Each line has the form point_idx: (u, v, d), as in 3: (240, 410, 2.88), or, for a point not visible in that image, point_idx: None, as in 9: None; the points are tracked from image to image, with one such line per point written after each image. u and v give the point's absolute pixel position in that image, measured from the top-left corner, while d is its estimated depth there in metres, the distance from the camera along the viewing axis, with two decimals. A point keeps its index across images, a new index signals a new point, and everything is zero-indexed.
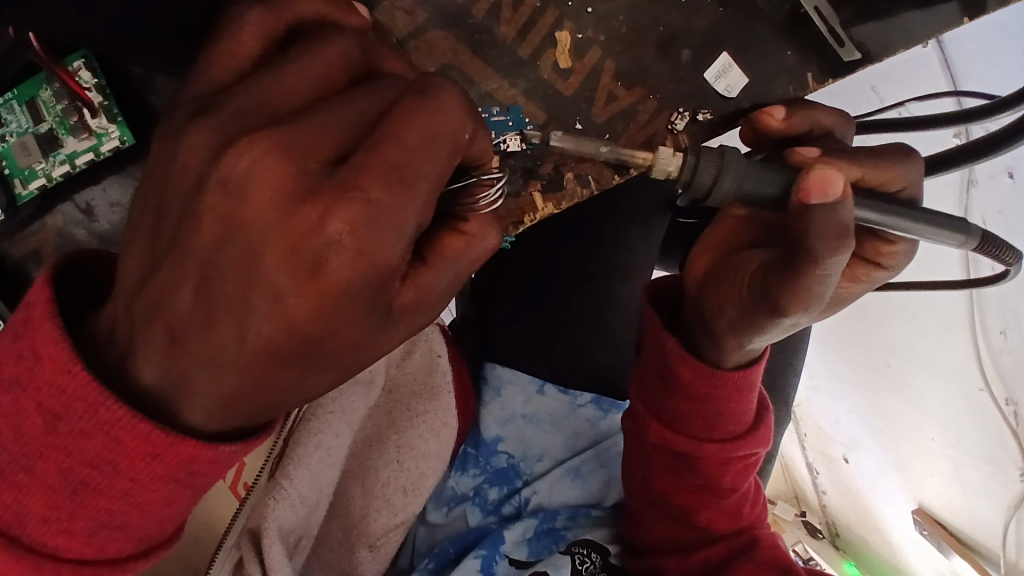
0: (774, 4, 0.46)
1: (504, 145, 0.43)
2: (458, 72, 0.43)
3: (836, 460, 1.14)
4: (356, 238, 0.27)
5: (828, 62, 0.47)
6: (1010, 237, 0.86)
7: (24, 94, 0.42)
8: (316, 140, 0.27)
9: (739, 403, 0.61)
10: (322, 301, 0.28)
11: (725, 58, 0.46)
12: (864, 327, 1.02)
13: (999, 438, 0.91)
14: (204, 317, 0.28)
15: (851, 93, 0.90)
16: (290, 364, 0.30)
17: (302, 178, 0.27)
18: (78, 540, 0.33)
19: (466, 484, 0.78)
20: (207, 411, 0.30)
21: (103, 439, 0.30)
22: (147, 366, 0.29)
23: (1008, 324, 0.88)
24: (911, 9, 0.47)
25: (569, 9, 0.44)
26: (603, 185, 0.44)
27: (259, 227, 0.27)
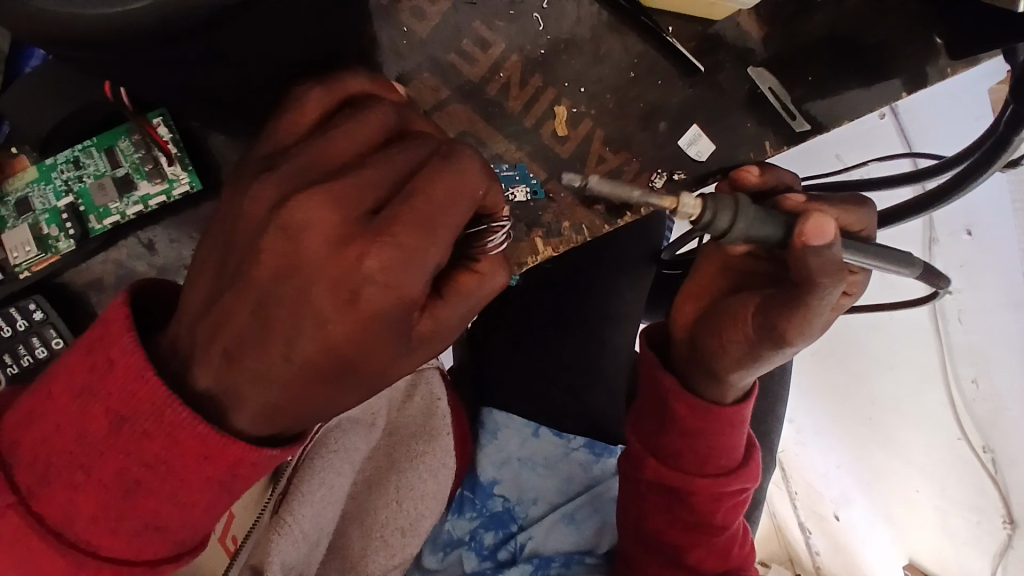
0: (735, 84, 0.53)
1: (513, 195, 0.50)
2: (473, 137, 0.50)
3: (827, 519, 1.14)
4: (389, 274, 0.33)
5: (782, 131, 0.53)
6: (976, 289, 0.97)
7: (103, 142, 0.48)
8: (361, 193, 0.34)
9: (729, 438, 0.66)
10: (358, 325, 0.34)
11: (695, 129, 0.52)
12: (844, 379, 1.07)
13: (982, 487, 0.99)
14: (259, 336, 0.34)
15: (817, 158, 0.99)
16: (327, 380, 0.35)
17: (345, 227, 0.33)
18: (119, 540, 0.38)
19: (462, 528, 0.82)
20: (253, 420, 0.36)
21: (162, 440, 0.35)
22: (204, 375, 0.35)
23: (979, 374, 0.97)
24: (855, 87, 0.53)
25: (565, 88, 0.51)
26: (594, 233, 0.51)
27: (310, 261, 0.33)
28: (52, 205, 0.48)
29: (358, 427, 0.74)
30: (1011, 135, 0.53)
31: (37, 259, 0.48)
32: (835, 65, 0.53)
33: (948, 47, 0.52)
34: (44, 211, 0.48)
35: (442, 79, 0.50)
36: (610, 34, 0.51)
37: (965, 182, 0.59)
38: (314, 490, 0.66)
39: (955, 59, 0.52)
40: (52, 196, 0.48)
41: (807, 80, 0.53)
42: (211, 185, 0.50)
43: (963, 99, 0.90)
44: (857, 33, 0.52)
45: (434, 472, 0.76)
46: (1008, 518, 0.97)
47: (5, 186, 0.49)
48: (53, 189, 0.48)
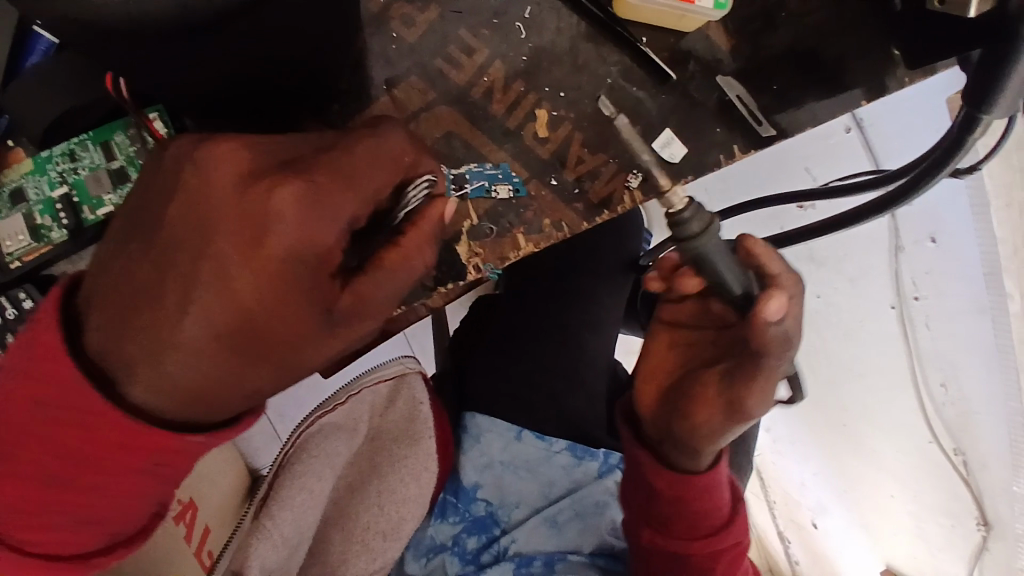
0: (705, 93, 0.55)
1: (496, 194, 0.52)
2: (458, 139, 0.53)
3: (806, 527, 1.16)
4: (297, 209, 0.37)
5: (750, 136, 0.56)
6: (943, 295, 1.00)
7: (99, 136, 0.50)
8: (273, 148, 0.39)
9: (712, 499, 0.61)
10: (262, 268, 0.37)
11: (667, 133, 0.55)
12: (820, 391, 1.10)
13: (955, 490, 1.04)
14: (158, 281, 0.37)
15: (789, 173, 1.03)
16: (225, 338, 0.37)
17: (254, 168, 0.38)
18: (44, 531, 0.42)
19: (445, 532, 0.82)
20: (151, 389, 0.38)
21: (76, 425, 0.39)
22: (96, 321, 0.38)
23: (948, 380, 1.01)
24: (816, 99, 0.56)
25: (545, 94, 0.54)
26: (574, 231, 0.53)
27: (216, 200, 0.37)
28: (47, 195, 0.50)
29: (340, 432, 0.76)
30: (963, 140, 0.53)
31: (28, 249, 0.50)
32: (799, 76, 0.56)
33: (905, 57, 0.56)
34: (38, 201, 0.50)
35: (430, 83, 0.52)
36: (588, 44, 0.54)
37: (921, 184, 0.58)
38: (294, 494, 0.67)
39: (912, 70, 0.56)
40: (46, 186, 0.50)
41: (771, 89, 0.56)
42: None
43: (919, 108, 0.95)
44: (815, 48, 0.56)
45: (415, 475, 0.78)
46: (981, 521, 1.04)
47: (3, 176, 0.51)
48: (48, 180, 0.50)
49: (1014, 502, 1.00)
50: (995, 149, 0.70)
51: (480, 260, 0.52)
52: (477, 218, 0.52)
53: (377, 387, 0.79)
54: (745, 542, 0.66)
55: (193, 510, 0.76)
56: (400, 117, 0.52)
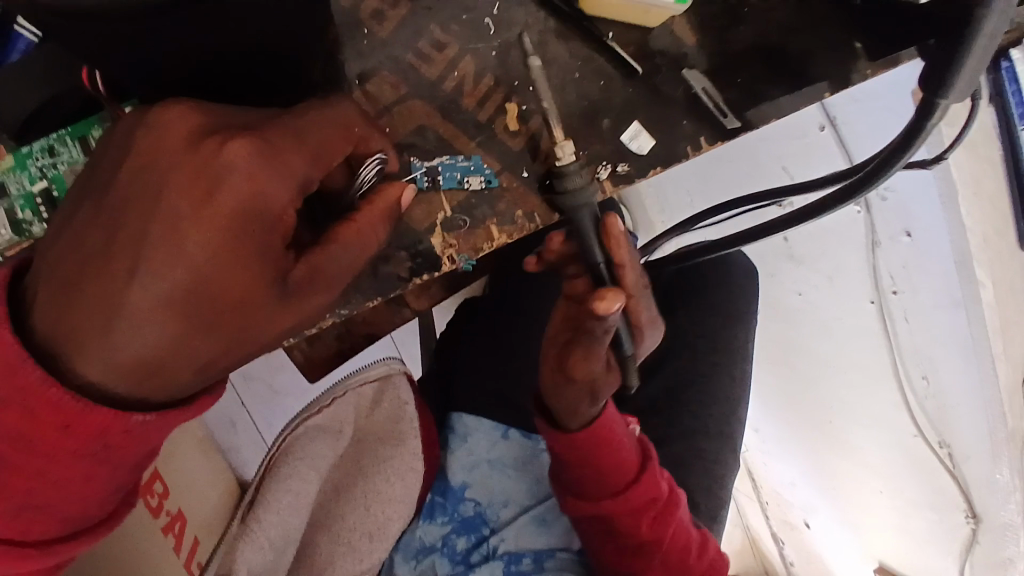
0: (672, 86, 0.57)
1: (468, 186, 0.53)
2: (430, 131, 0.54)
3: (797, 527, 1.28)
4: (252, 164, 0.39)
5: (717, 129, 0.57)
6: (918, 290, 1.00)
7: (77, 132, 0.52)
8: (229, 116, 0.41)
9: (612, 457, 0.64)
10: (216, 222, 0.38)
11: (636, 124, 0.56)
12: (794, 388, 1.20)
13: (941, 484, 1.06)
14: (112, 244, 0.38)
15: (767, 174, 1.05)
16: (173, 304, 0.38)
17: (203, 129, 0.39)
18: (6, 521, 0.42)
19: (434, 534, 0.82)
20: (97, 361, 0.38)
21: (18, 410, 0.39)
22: (45, 288, 0.39)
23: (928, 372, 1.02)
24: (782, 92, 0.58)
25: (514, 87, 0.55)
26: (546, 222, 0.54)
27: (172, 159, 0.39)
28: (27, 190, 0.52)
29: (324, 433, 0.76)
30: (922, 126, 0.51)
31: (10, 243, 0.51)
32: (762, 69, 0.58)
33: (868, 51, 0.58)
34: (19, 196, 0.52)
35: (403, 78, 0.54)
36: (556, 39, 0.56)
37: (884, 171, 0.55)
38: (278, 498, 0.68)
39: (874, 61, 0.59)
40: (26, 182, 0.52)
41: (736, 82, 0.58)
42: None
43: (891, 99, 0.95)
44: (778, 42, 0.58)
45: (400, 475, 0.78)
46: (971, 514, 1.04)
47: None
48: (28, 175, 0.52)
49: (997, 492, 1.00)
50: (959, 138, 0.72)
51: (455, 251, 0.53)
52: (450, 210, 0.53)
53: (362, 388, 0.79)
54: (666, 496, 0.69)
55: (182, 521, 0.75)
56: (374, 110, 0.53)
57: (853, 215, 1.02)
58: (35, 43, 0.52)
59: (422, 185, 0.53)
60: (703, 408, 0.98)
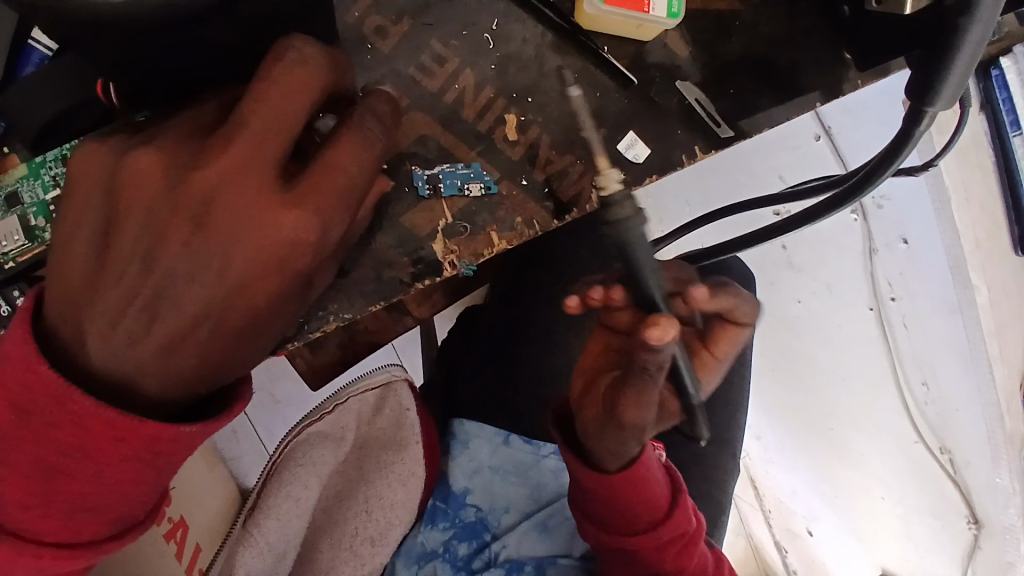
0: (666, 97, 0.58)
1: (468, 192, 0.55)
2: (431, 141, 0.55)
3: (801, 536, 1.10)
4: (304, 215, 0.39)
5: (711, 137, 0.59)
6: (914, 296, 1.03)
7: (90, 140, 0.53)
8: (263, 147, 0.39)
9: (643, 496, 0.62)
10: (267, 266, 0.40)
11: (631, 135, 0.58)
12: (802, 396, 1.06)
13: (943, 489, 1.06)
14: (165, 281, 0.40)
15: (765, 183, 1.05)
16: (231, 332, 0.41)
17: (248, 175, 0.39)
18: (59, 524, 0.44)
19: (435, 539, 0.83)
20: (158, 384, 0.41)
21: (70, 426, 0.40)
22: (97, 322, 0.40)
23: (927, 377, 1.04)
24: (774, 104, 0.60)
25: (512, 98, 0.57)
26: (545, 228, 0.56)
27: (218, 204, 0.39)
28: (40, 198, 0.53)
29: (326, 440, 0.77)
30: (912, 131, 0.53)
31: (23, 249, 0.53)
32: (751, 82, 0.60)
33: (856, 61, 0.61)
34: (32, 204, 0.53)
35: (404, 89, 0.55)
36: (552, 52, 0.57)
37: (871, 182, 0.57)
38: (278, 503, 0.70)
39: (863, 70, 0.61)
40: (40, 190, 0.53)
41: (728, 93, 0.59)
42: None
43: (880, 114, 1.03)
44: (768, 54, 0.60)
45: (402, 480, 0.78)
46: (973, 520, 1.07)
47: None
48: (42, 184, 0.53)
49: (997, 496, 1.05)
50: (949, 143, 0.72)
51: (456, 256, 0.55)
52: (451, 217, 0.55)
53: (364, 395, 0.81)
54: (693, 531, 0.68)
55: (183, 528, 0.75)
56: None
57: (851, 223, 1.02)
58: (49, 57, 0.55)
59: (424, 192, 0.54)
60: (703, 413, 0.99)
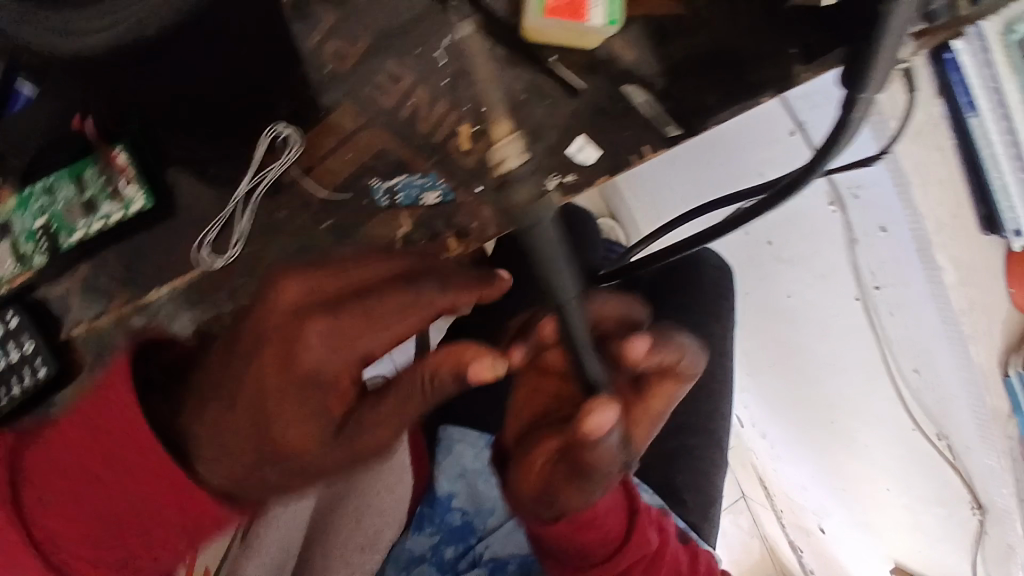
0: (615, 102, 0.61)
1: (424, 201, 0.60)
2: (389, 155, 0.59)
3: (815, 532, 1.39)
4: (338, 345, 0.50)
5: (659, 139, 0.62)
6: (908, 283, 0.95)
7: (73, 171, 0.58)
8: (340, 285, 0.51)
9: (595, 530, 0.70)
10: (300, 388, 0.50)
11: (581, 138, 0.61)
12: (811, 398, 1.23)
13: (945, 473, 1.03)
14: (229, 398, 0.50)
15: (744, 178, 1.07)
16: (260, 450, 0.49)
17: (311, 309, 0.50)
18: (102, 562, 0.52)
19: (423, 544, 0.86)
20: (212, 471, 0.50)
21: (145, 481, 0.50)
22: (193, 420, 0.51)
23: (917, 364, 0.99)
24: (723, 99, 0.62)
25: (469, 111, 0.57)
26: (500, 231, 0.61)
27: (274, 339, 0.50)
28: (30, 226, 0.59)
29: None
30: (846, 120, 0.55)
31: (15, 273, 0.59)
32: (703, 74, 0.61)
33: (800, 55, 0.60)
34: (23, 232, 0.59)
35: None
36: (504, 66, 0.59)
37: (814, 172, 0.58)
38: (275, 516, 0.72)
39: (809, 64, 0.60)
40: (30, 219, 0.58)
41: (676, 94, 0.62)
42: (161, 207, 0.58)
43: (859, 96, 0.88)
44: None
45: (389, 488, 0.81)
46: (975, 504, 1.01)
47: None
48: (30, 213, 0.58)
49: (992, 479, 0.96)
50: (900, 130, 0.77)
51: None
52: (410, 225, 0.61)
53: None
54: (652, 545, 0.76)
55: None
56: (331, 140, 0.58)
57: (831, 214, 1.01)
58: (33, 98, 0.59)
59: (383, 202, 0.60)
60: (686, 407, 1.01)
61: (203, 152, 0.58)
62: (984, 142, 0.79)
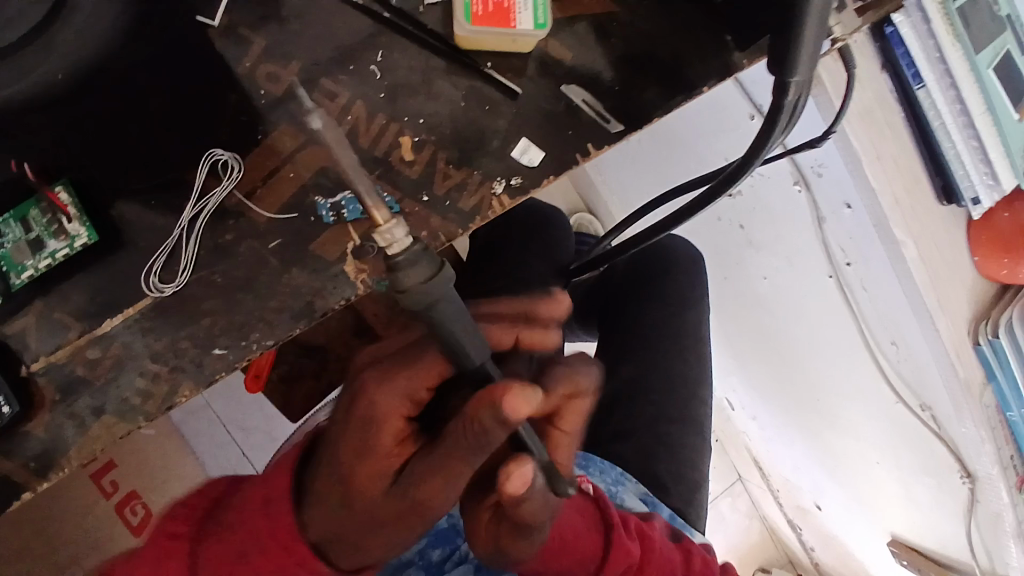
0: (553, 102, 0.63)
1: (370, 214, 0.61)
2: (333, 171, 0.61)
3: (810, 508, 1.39)
4: (379, 392, 0.48)
5: (603, 135, 0.63)
6: (871, 259, 0.92)
7: (18, 213, 0.60)
8: (392, 350, 0.53)
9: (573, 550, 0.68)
10: (359, 435, 0.47)
11: (523, 140, 0.62)
12: (792, 379, 1.22)
13: (932, 445, 1.01)
14: (315, 465, 0.50)
15: (710, 164, 1.04)
16: (346, 505, 0.47)
17: (373, 363, 0.52)
18: None
19: (410, 549, 0.86)
20: (319, 534, 0.49)
21: (265, 545, 0.49)
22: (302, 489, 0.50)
23: (894, 336, 0.96)
24: (657, 91, 0.64)
25: (405, 122, 0.62)
26: (450, 239, 0.61)
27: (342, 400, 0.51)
28: None
29: None
30: (781, 103, 0.56)
31: None
32: (634, 75, 0.64)
33: (736, 41, 0.64)
34: None
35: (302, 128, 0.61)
36: (440, 76, 0.62)
37: (749, 163, 0.62)
38: None
39: (745, 50, 0.64)
40: None
41: (613, 91, 0.63)
42: (110, 238, 0.60)
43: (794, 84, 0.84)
44: (648, 48, 0.64)
45: None
46: (964, 472, 0.99)
47: None
48: None
49: (973, 447, 0.95)
50: (843, 110, 0.78)
51: (366, 275, 0.61)
52: (357, 239, 0.61)
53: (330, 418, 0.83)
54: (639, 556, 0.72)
55: None
56: (276, 159, 0.61)
57: (796, 194, 0.97)
58: None
59: (329, 219, 0.61)
60: (662, 395, 1.01)
61: (152, 181, 0.60)
62: (932, 110, 0.82)
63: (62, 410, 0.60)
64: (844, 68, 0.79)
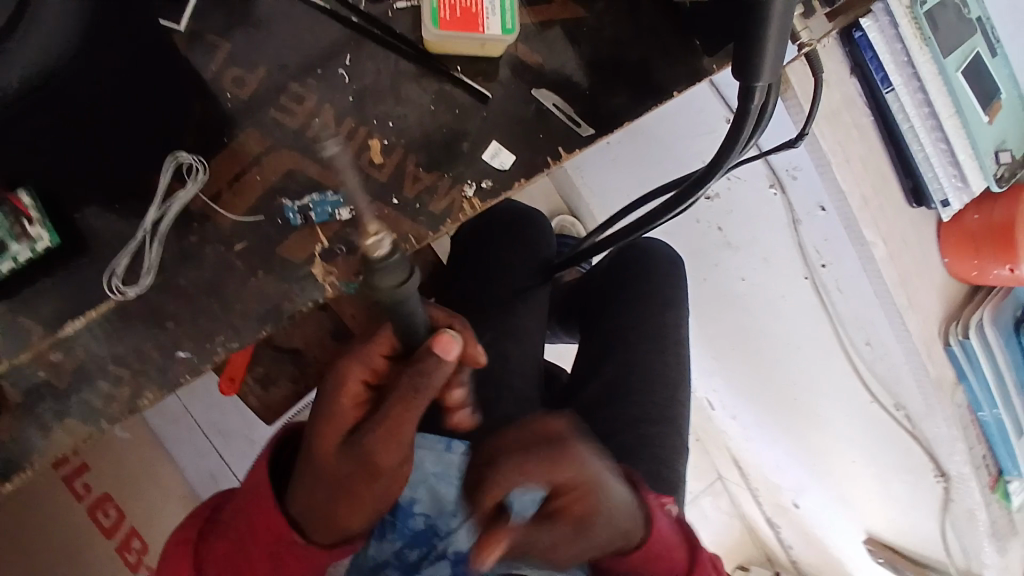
0: (524, 106, 0.63)
1: (338, 216, 0.61)
2: (301, 174, 0.61)
3: (788, 507, 1.40)
4: (339, 367, 0.50)
5: (572, 138, 0.63)
6: (844, 259, 0.93)
7: None
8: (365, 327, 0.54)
9: (663, 561, 0.65)
10: (323, 409, 0.51)
11: (494, 144, 0.62)
12: (768, 378, 1.21)
13: (906, 444, 1.04)
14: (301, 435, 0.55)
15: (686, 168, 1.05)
16: (309, 469, 0.52)
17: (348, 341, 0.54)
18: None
19: (386, 550, 0.85)
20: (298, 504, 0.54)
21: (247, 517, 0.55)
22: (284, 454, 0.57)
23: (868, 337, 0.97)
24: (625, 96, 0.65)
25: (374, 125, 0.62)
26: (420, 242, 0.62)
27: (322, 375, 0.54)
28: None
29: None
30: (748, 108, 0.57)
31: None
32: (602, 79, 0.64)
33: (705, 47, 0.65)
34: None
35: (272, 131, 0.61)
36: (410, 80, 0.62)
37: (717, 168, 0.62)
38: None
39: (714, 55, 0.65)
40: None
41: (582, 94, 0.64)
42: (72, 239, 0.59)
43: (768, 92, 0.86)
44: (617, 52, 0.65)
45: None
46: (940, 472, 1.03)
47: None
48: None
49: (946, 445, 0.99)
50: (812, 117, 0.78)
51: (335, 277, 0.61)
52: (326, 241, 0.61)
53: None
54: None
55: None
56: (243, 162, 0.61)
57: (772, 197, 0.97)
58: None
59: (296, 221, 0.61)
60: (642, 394, 1.01)
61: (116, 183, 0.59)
62: (900, 115, 0.84)
63: (23, 414, 0.59)
64: (810, 71, 0.81)
